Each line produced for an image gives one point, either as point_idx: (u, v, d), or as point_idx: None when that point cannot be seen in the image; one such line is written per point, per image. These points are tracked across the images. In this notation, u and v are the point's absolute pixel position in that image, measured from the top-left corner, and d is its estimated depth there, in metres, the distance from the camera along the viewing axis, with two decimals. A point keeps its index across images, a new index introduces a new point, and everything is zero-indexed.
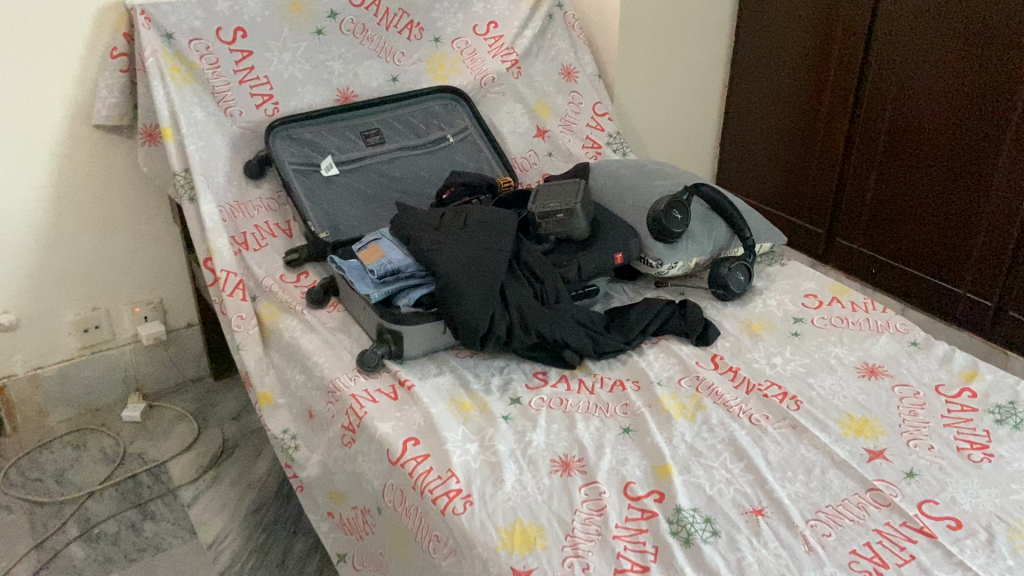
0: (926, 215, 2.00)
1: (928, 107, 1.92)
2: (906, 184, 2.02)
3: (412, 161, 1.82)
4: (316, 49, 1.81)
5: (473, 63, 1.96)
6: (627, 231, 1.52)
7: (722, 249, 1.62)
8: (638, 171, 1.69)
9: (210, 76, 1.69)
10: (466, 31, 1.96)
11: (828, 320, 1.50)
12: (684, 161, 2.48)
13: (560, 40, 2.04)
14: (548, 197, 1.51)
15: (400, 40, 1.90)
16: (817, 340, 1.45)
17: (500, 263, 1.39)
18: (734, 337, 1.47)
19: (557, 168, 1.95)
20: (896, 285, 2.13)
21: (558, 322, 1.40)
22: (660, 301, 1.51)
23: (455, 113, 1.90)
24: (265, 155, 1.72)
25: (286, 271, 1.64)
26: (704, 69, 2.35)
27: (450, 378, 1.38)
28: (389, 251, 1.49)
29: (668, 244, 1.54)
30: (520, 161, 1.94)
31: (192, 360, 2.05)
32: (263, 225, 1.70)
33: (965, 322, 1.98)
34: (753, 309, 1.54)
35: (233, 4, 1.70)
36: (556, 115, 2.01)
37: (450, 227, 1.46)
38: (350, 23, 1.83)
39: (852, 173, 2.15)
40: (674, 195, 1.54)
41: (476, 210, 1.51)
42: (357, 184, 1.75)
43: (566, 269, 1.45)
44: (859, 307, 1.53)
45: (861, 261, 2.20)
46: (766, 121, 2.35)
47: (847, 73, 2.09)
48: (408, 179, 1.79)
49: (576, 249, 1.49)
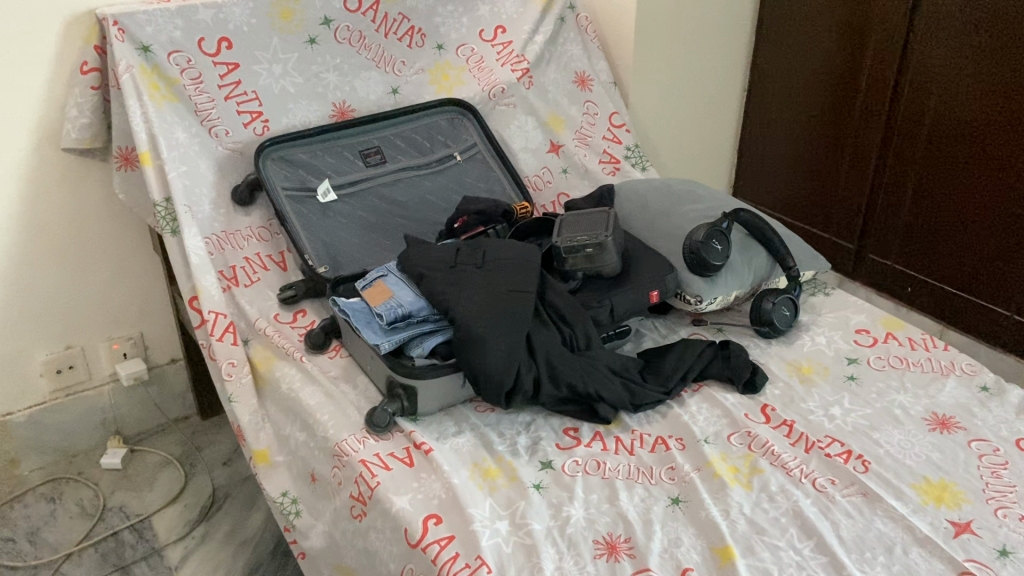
0: (969, 232, 1.86)
1: (972, 117, 1.77)
2: (946, 199, 1.88)
3: (417, 183, 1.66)
4: (308, 60, 1.64)
5: (480, 73, 1.79)
6: (662, 265, 1.37)
7: (763, 279, 1.48)
8: (669, 194, 1.54)
9: (192, 93, 1.52)
10: (471, 37, 1.79)
11: (886, 362, 1.36)
12: (701, 172, 2.32)
13: (572, 45, 1.87)
14: (575, 228, 1.35)
15: (400, 48, 1.73)
16: (877, 386, 1.31)
17: (525, 308, 1.24)
18: (784, 383, 1.32)
19: (574, 186, 1.79)
20: (935, 305, 1.99)
21: (592, 373, 1.24)
22: (700, 343, 1.36)
23: (462, 129, 1.74)
24: (255, 180, 1.56)
25: (282, 310, 1.49)
26: (723, 74, 2.19)
27: (471, 437, 1.22)
28: (398, 292, 1.34)
29: (707, 278, 1.39)
30: (533, 180, 1.78)
31: (177, 399, 1.88)
32: (254, 258, 1.54)
33: (1013, 348, 1.85)
34: (801, 348, 1.40)
35: (217, 12, 1.53)
36: (570, 128, 1.84)
37: (467, 265, 1.31)
38: (346, 30, 1.66)
39: (886, 186, 2.00)
40: (713, 223, 1.40)
41: (494, 243, 1.36)
42: (357, 211, 1.59)
43: (597, 311, 1.30)
44: (918, 345, 1.39)
45: (894, 279, 2.07)
46: (789, 129, 2.20)
47: (880, 80, 1.94)
48: (414, 204, 1.63)
49: (606, 287, 1.34)
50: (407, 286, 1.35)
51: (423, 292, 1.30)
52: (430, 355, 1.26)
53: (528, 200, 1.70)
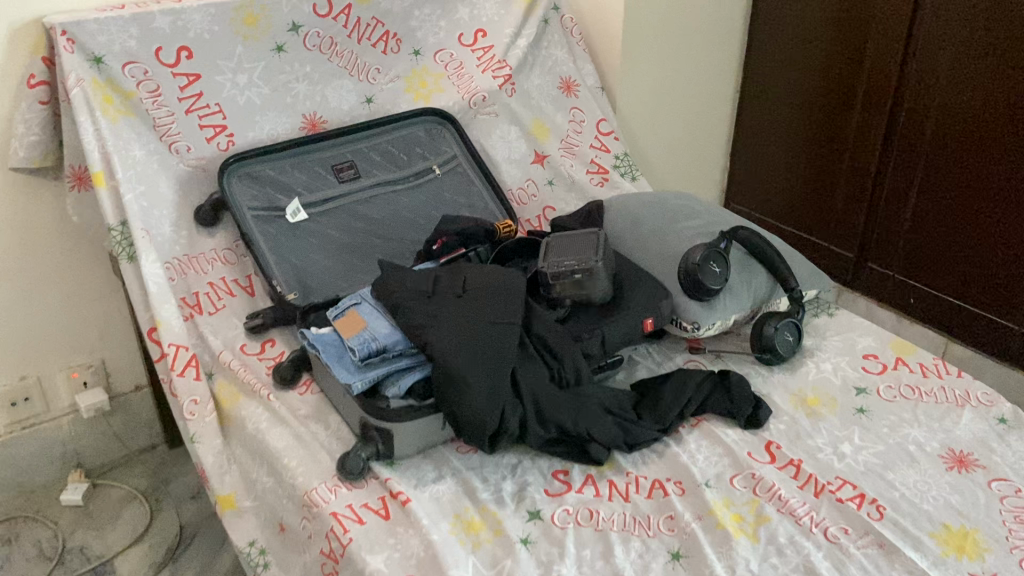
0: (975, 242, 1.77)
1: (980, 122, 1.68)
2: (951, 206, 1.79)
3: (393, 199, 1.55)
4: (275, 70, 1.53)
5: (460, 79, 1.68)
6: (657, 289, 1.27)
7: (763, 301, 1.39)
8: (663, 210, 1.44)
9: (149, 107, 1.41)
10: (450, 41, 1.68)
11: (897, 392, 1.27)
12: (693, 178, 2.22)
13: (557, 48, 1.76)
14: (562, 252, 1.25)
15: (374, 55, 1.63)
16: (888, 420, 1.22)
17: (510, 342, 1.15)
18: (789, 417, 1.23)
19: (561, 199, 1.69)
20: (939, 317, 1.91)
21: (582, 411, 1.15)
22: (698, 373, 1.27)
23: (441, 140, 1.63)
24: (218, 199, 1.45)
25: (248, 339, 1.38)
26: (716, 76, 2.09)
27: (452, 484, 1.12)
28: (373, 323, 1.24)
29: (704, 302, 1.30)
30: (517, 194, 1.67)
31: (142, 429, 1.78)
32: (219, 283, 1.44)
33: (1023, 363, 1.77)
34: (806, 377, 1.31)
35: (176, 19, 1.42)
36: (556, 136, 1.73)
37: (447, 295, 1.20)
38: (315, 36, 1.55)
39: (887, 192, 1.91)
40: (710, 243, 1.30)
41: (476, 269, 1.26)
42: (329, 231, 1.49)
43: (587, 342, 1.21)
44: (931, 372, 1.31)
45: (896, 289, 1.98)
46: (784, 133, 2.10)
47: (882, 82, 1.84)
48: (391, 222, 1.53)
49: (597, 315, 1.24)
50: (382, 317, 1.25)
51: (399, 324, 1.21)
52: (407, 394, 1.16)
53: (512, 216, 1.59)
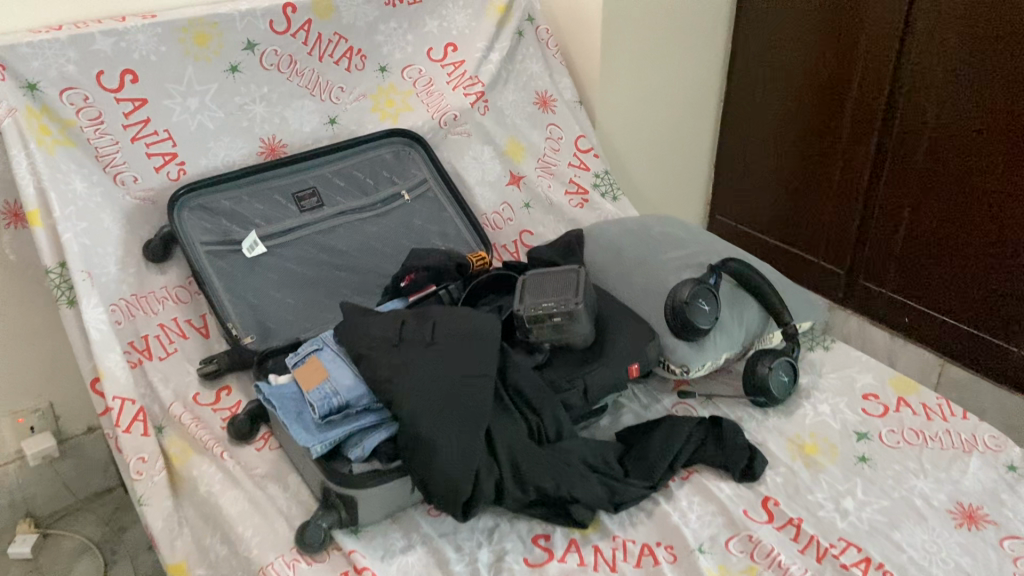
0: (972, 260, 1.70)
1: (977, 135, 1.60)
2: (947, 221, 1.71)
3: (360, 227, 1.44)
4: (229, 91, 1.42)
5: (429, 97, 1.58)
6: (644, 330, 1.18)
7: (756, 336, 1.30)
8: (648, 240, 1.34)
9: (91, 136, 1.30)
10: (419, 56, 1.58)
11: (900, 436, 1.19)
12: (676, 192, 2.12)
13: (533, 61, 1.66)
14: (539, 292, 1.15)
15: (337, 73, 1.52)
16: (892, 470, 1.14)
17: (484, 397, 1.05)
18: (787, 468, 1.15)
19: (539, 223, 1.59)
20: (934, 335, 1.83)
21: (564, 470, 1.05)
22: (688, 420, 1.18)
23: (410, 162, 1.52)
24: (168, 233, 1.34)
25: (202, 387, 1.28)
26: (699, 86, 2.00)
27: (422, 554, 1.02)
28: (335, 372, 1.13)
29: (694, 343, 1.20)
30: (491, 219, 1.56)
31: (95, 472, 1.67)
32: (170, 325, 1.33)
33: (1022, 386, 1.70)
34: (803, 420, 1.23)
35: (118, 40, 1.30)
36: (532, 156, 1.62)
37: (414, 342, 1.10)
38: (273, 55, 1.45)
39: (880, 206, 1.83)
40: (699, 278, 1.21)
41: (446, 313, 1.15)
42: (290, 265, 1.38)
43: (569, 392, 1.11)
44: (934, 414, 1.22)
45: (888, 307, 1.90)
46: (770, 144, 2.01)
47: (873, 92, 1.76)
48: (357, 253, 1.42)
49: (579, 360, 1.14)
50: (345, 365, 1.15)
51: (363, 376, 1.10)
52: (371, 456, 1.06)
53: (488, 244, 1.49)
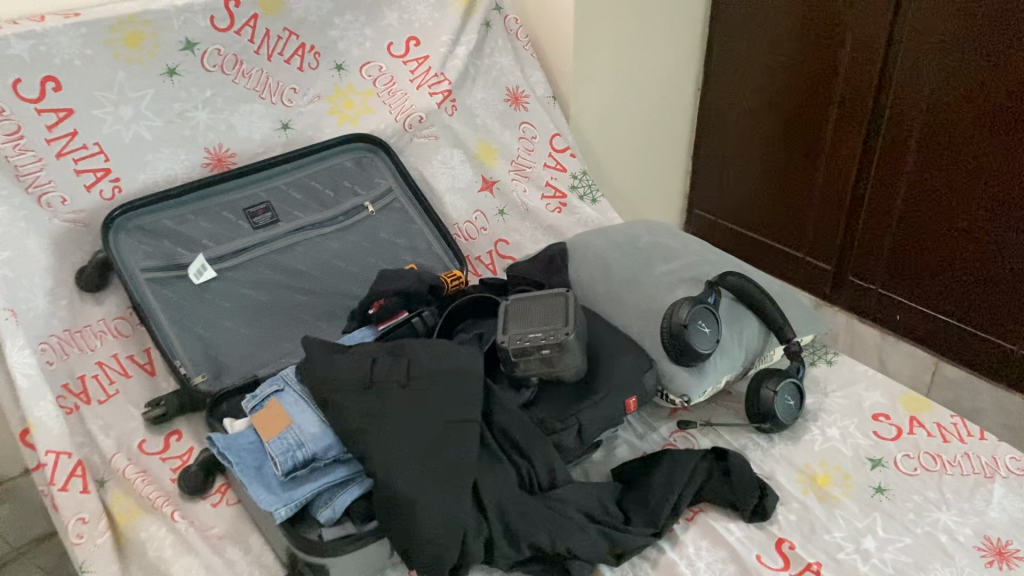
0: (967, 256, 1.62)
1: (973, 125, 1.52)
2: (942, 216, 1.63)
3: (321, 244, 1.31)
4: (167, 98, 1.27)
5: (391, 97, 1.44)
6: (641, 359, 1.07)
7: (757, 355, 1.20)
8: (638, 253, 1.23)
9: (9, 153, 1.13)
10: (378, 53, 1.44)
11: (917, 462, 1.10)
12: (653, 188, 2.01)
13: (502, 54, 1.53)
14: (525, 321, 1.03)
15: (289, 72, 1.37)
16: (912, 502, 1.05)
17: (469, 448, 0.93)
18: (799, 504, 1.05)
19: (514, 231, 1.46)
20: (928, 334, 1.76)
21: (562, 525, 0.94)
22: (690, 455, 1.08)
23: (373, 170, 1.39)
24: (104, 260, 1.19)
25: (149, 434, 1.14)
26: (676, 75, 1.89)
27: None
28: (299, 419, 1.01)
29: (693, 369, 1.10)
30: (463, 229, 1.43)
31: (37, 516, 1.52)
32: (110, 364, 1.19)
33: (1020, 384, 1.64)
34: (812, 447, 1.13)
35: (36, 43, 1.15)
36: (505, 158, 1.50)
37: (388, 385, 0.98)
38: (215, 55, 1.30)
39: (869, 201, 1.74)
40: (697, 297, 1.10)
41: (422, 349, 1.03)
42: (243, 290, 1.24)
43: (561, 433, 1.00)
44: (951, 434, 1.14)
45: (878, 304, 1.82)
46: (750, 136, 1.91)
47: (861, 81, 1.66)
48: (319, 273, 1.29)
49: (572, 396, 1.03)
50: (310, 410, 1.02)
51: (331, 424, 0.98)
52: (343, 516, 0.94)
53: (462, 258, 1.37)
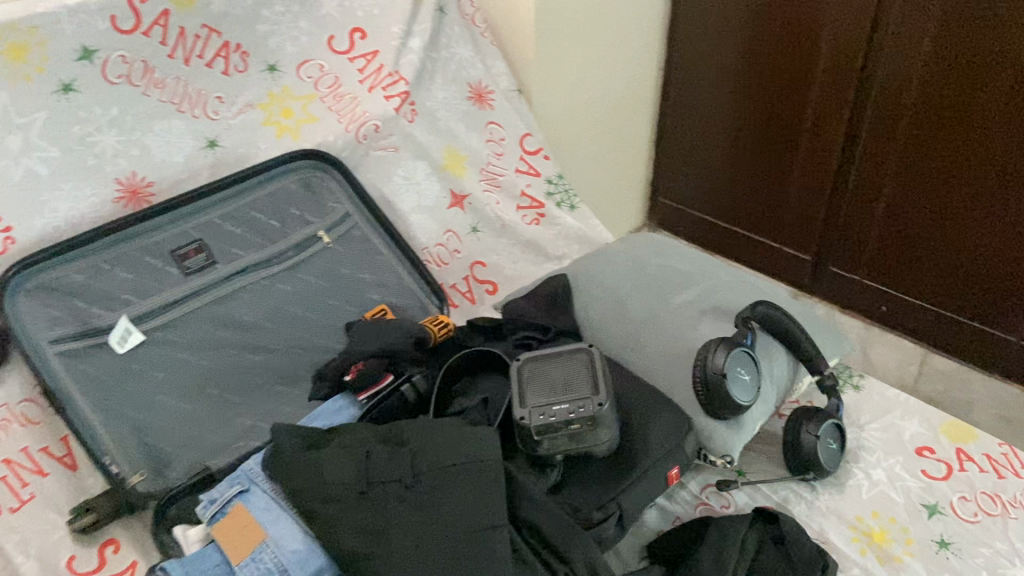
0: (959, 248, 1.53)
1: (968, 113, 1.40)
2: (934, 205, 1.52)
3: (270, 288, 1.10)
4: (64, 121, 1.00)
5: (338, 103, 1.21)
6: (677, 417, 0.91)
7: (788, 391, 1.06)
8: (650, 282, 1.07)
9: None
10: (317, 49, 1.20)
11: (976, 505, 0.98)
12: (616, 178, 1.85)
13: (460, 44, 1.33)
14: (543, 389, 0.86)
15: (214, 79, 1.11)
16: (982, 557, 0.93)
17: (501, 564, 0.75)
18: (861, 571, 0.92)
19: (491, 249, 1.30)
20: (919, 323, 1.66)
21: None
22: (737, 523, 0.93)
23: (324, 192, 1.18)
24: None
25: (75, 546, 0.89)
26: (640, 54, 1.71)
27: None
28: (274, 531, 0.83)
29: (732, 423, 0.94)
30: (435, 254, 1.25)
31: None
32: (20, 460, 0.94)
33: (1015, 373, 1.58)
34: (859, 494, 1.00)
35: None
36: (475, 167, 1.31)
37: (391, 493, 0.79)
38: (121, 63, 1.03)
39: (854, 188, 1.62)
40: (732, 340, 0.94)
41: (423, 434, 0.84)
42: (181, 355, 1.02)
43: (601, 524, 0.83)
44: (1004, 468, 1.03)
45: (862, 295, 1.72)
46: (721, 118, 1.76)
47: (843, 63, 1.52)
48: (272, 324, 1.08)
49: (606, 474, 0.86)
50: (285, 515, 0.84)
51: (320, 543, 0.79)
52: None
53: (441, 294, 1.20)
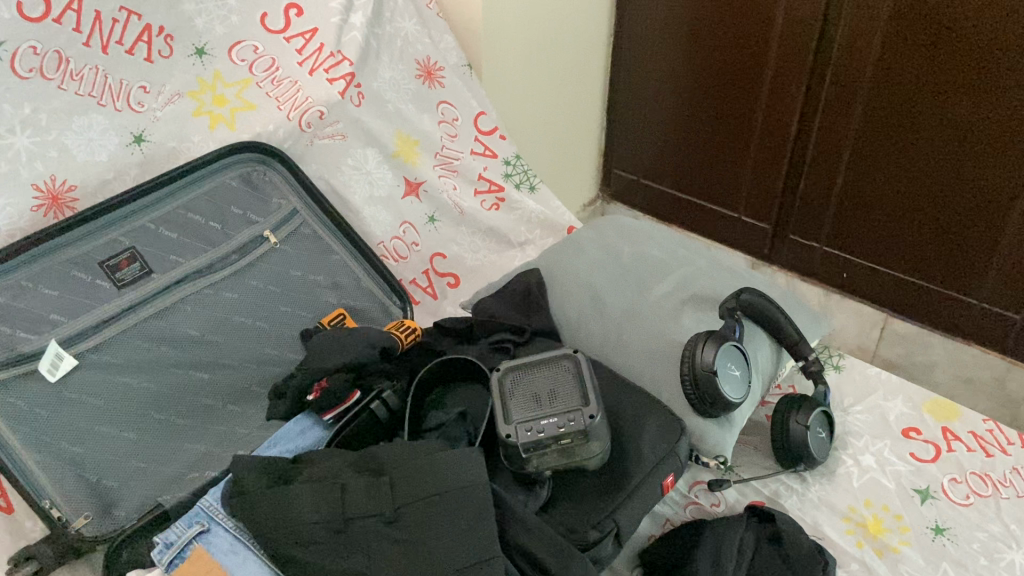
0: (920, 212, 1.48)
1: (927, 71, 1.35)
2: (895, 172, 1.48)
3: (215, 299, 0.99)
4: None
5: (277, 88, 1.11)
6: (667, 420, 0.86)
7: (772, 378, 1.02)
8: (626, 273, 1.01)
9: None
10: (250, 28, 1.08)
11: (967, 486, 0.96)
12: (567, 150, 1.78)
13: (405, 19, 1.21)
14: (528, 402, 0.80)
15: (136, 67, 0.98)
16: (978, 542, 0.90)
17: None
18: (860, 565, 0.89)
19: (450, 238, 1.23)
20: (880, 291, 1.63)
21: None
22: (732, 525, 0.88)
23: (267, 187, 1.08)
24: None
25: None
26: (589, 20, 1.63)
27: None
28: (241, 575, 0.76)
29: (722, 421, 0.90)
30: (391, 248, 1.18)
31: None
32: None
33: (975, 337, 1.54)
34: (850, 482, 0.97)
35: None
36: (428, 151, 1.22)
37: (374, 532, 0.72)
38: (31, 54, 0.90)
39: (813, 155, 1.58)
40: (720, 333, 0.89)
41: (402, 460, 0.76)
42: (121, 379, 0.90)
43: (598, 545, 0.77)
44: (990, 445, 1.00)
45: (823, 262, 1.68)
46: (676, 83, 1.70)
47: (800, 22, 1.47)
48: (219, 337, 0.99)
49: (598, 488, 0.80)
50: (252, 555, 0.78)
51: None
52: None
53: (402, 293, 1.15)
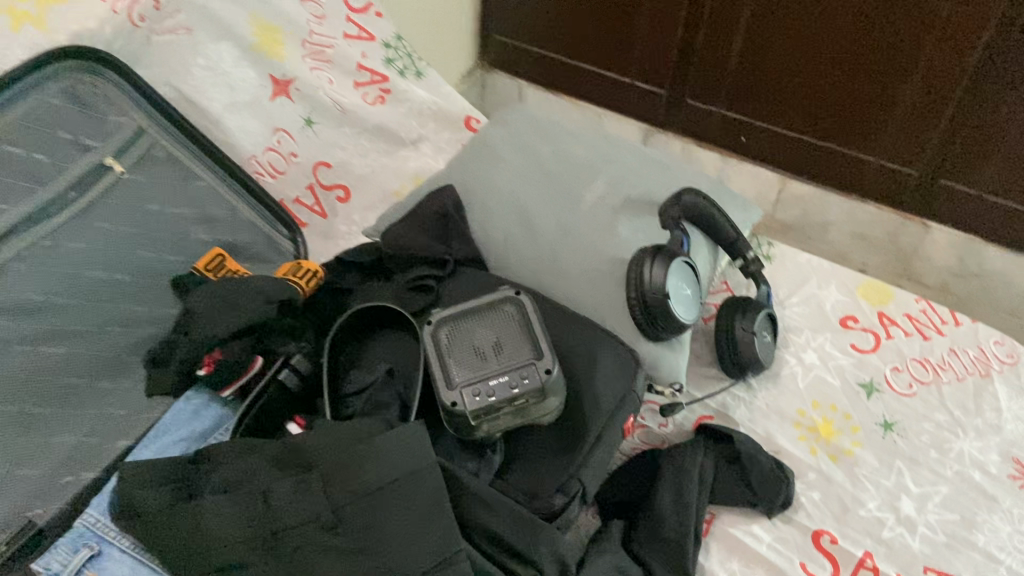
0: (825, 67, 1.40)
1: None
2: (797, 28, 1.38)
3: (56, 250, 0.78)
4: None
5: None
6: (620, 351, 0.76)
7: (709, 279, 0.94)
8: (550, 180, 0.88)
9: None
10: None
11: (909, 374, 0.93)
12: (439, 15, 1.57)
13: None
14: (469, 359, 0.68)
15: None
16: (927, 433, 0.89)
17: None
18: (817, 475, 0.86)
19: (331, 141, 1.05)
20: (779, 156, 1.56)
21: None
22: (690, 452, 0.82)
23: (103, 103, 0.84)
24: None
25: None
26: None
27: None
28: None
29: (674, 344, 0.81)
30: (266, 162, 1.01)
31: None
32: None
33: (872, 195, 1.51)
34: (795, 383, 0.92)
35: None
36: (294, 40, 1.02)
37: (311, 543, 0.61)
38: None
39: (708, 13, 1.45)
40: (671, 250, 0.79)
41: (328, 448, 0.64)
42: None
43: (565, 511, 0.69)
44: (925, 326, 0.97)
45: (718, 127, 1.59)
46: None
47: None
48: (69, 300, 0.79)
49: (554, 444, 0.71)
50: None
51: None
52: None
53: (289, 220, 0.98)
